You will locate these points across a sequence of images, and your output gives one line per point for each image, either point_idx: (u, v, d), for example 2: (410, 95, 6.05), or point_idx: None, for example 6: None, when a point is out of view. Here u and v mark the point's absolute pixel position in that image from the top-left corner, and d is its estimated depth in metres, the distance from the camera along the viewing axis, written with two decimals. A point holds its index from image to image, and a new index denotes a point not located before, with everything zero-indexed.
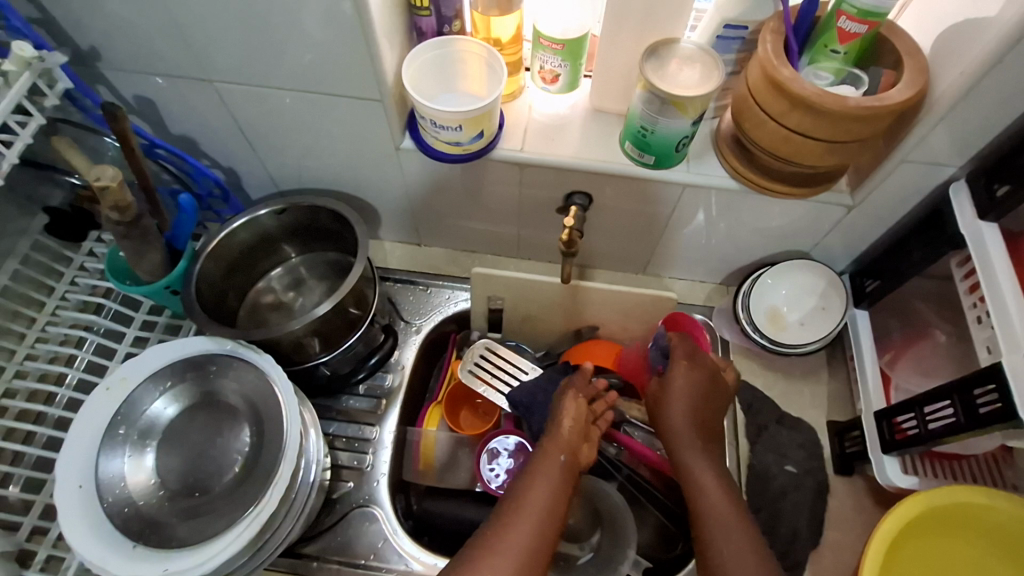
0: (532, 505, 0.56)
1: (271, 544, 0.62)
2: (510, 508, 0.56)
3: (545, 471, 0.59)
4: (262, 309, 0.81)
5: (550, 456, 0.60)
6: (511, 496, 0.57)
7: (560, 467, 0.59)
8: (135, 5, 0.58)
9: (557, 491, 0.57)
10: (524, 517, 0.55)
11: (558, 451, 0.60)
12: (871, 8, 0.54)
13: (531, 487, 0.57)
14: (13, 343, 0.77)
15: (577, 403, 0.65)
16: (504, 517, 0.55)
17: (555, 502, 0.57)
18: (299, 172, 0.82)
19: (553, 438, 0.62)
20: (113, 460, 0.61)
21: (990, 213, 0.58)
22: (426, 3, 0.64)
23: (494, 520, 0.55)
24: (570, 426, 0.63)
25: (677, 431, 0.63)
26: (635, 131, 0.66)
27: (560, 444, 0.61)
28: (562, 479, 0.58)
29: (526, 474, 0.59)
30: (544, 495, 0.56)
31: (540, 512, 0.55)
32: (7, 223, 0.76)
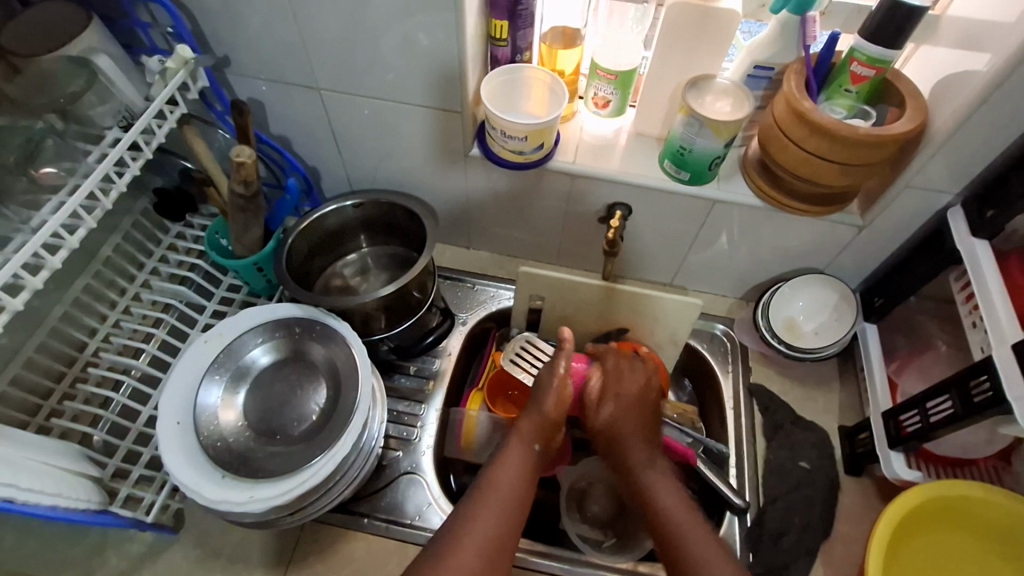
0: (499, 485, 0.61)
1: (336, 488, 0.70)
2: (481, 487, 0.61)
3: (514, 454, 0.65)
4: (332, 290, 0.92)
5: (522, 443, 0.67)
6: (483, 476, 0.63)
7: (530, 452, 0.66)
8: (272, 23, 0.71)
9: (523, 472, 0.64)
10: (491, 496, 0.60)
11: (532, 441, 0.67)
12: (878, 56, 0.65)
13: (502, 469, 0.63)
14: (106, 307, 0.86)
15: (556, 391, 0.71)
16: (475, 496, 0.60)
17: (522, 482, 0.63)
18: (375, 173, 0.94)
19: (526, 421, 0.69)
20: (208, 396, 0.71)
21: (982, 231, 0.68)
22: (504, 35, 0.77)
23: (469, 496, 0.61)
24: (550, 414, 0.70)
25: (619, 426, 0.71)
26: (675, 150, 0.77)
27: (533, 434, 0.68)
28: (531, 463, 0.65)
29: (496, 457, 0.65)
30: (510, 474, 0.63)
31: (510, 494, 0.61)
32: (118, 203, 0.87)
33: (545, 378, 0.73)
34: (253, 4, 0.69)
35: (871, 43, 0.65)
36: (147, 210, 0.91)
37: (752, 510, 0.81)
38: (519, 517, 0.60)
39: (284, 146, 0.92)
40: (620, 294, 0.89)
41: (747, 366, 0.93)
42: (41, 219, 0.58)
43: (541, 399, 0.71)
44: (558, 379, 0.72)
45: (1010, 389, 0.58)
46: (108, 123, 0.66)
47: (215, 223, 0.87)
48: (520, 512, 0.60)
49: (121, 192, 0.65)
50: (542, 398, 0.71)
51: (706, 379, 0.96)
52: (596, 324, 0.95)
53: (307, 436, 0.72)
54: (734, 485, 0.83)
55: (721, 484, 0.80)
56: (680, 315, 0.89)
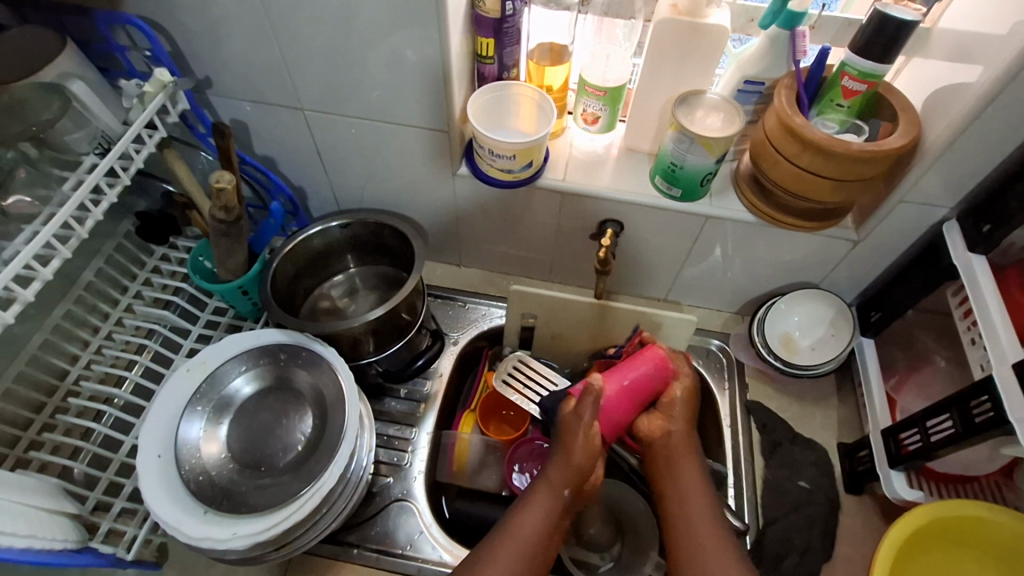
0: (517, 539, 0.61)
1: (324, 520, 0.68)
2: (503, 533, 0.62)
3: (538, 504, 0.64)
4: (320, 313, 0.91)
5: (551, 489, 0.65)
6: (506, 520, 0.64)
7: (558, 500, 0.65)
8: (253, 44, 0.70)
9: (552, 516, 0.64)
10: (511, 546, 0.61)
11: (562, 485, 0.66)
12: (869, 70, 0.64)
13: (523, 520, 0.63)
14: (88, 334, 0.83)
15: (583, 432, 0.68)
16: (495, 543, 0.61)
17: (544, 532, 0.63)
18: (362, 192, 0.92)
19: (556, 469, 0.67)
20: (191, 429, 0.69)
21: (979, 246, 0.67)
22: (491, 52, 0.76)
23: (488, 541, 0.62)
24: (579, 460, 0.67)
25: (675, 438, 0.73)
26: (666, 166, 0.76)
27: (564, 479, 0.66)
28: (558, 510, 0.64)
29: (523, 503, 0.65)
30: (533, 525, 0.62)
31: (530, 543, 0.61)
32: (101, 226, 0.84)
33: (566, 416, 0.71)
34: (233, 24, 0.68)
35: (862, 58, 0.64)
36: (130, 232, 0.89)
37: (751, 532, 0.79)
38: (533, 572, 0.60)
39: (269, 166, 0.90)
40: (613, 312, 0.88)
41: (744, 383, 0.91)
42: (14, 250, 0.56)
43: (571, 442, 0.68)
44: (581, 432, 0.68)
45: (1012, 411, 0.57)
46: (84, 149, 0.64)
47: (199, 246, 0.86)
48: (538, 566, 0.61)
49: (98, 220, 0.63)
50: (565, 447, 0.68)
51: (702, 396, 0.94)
52: (591, 341, 0.93)
53: (293, 467, 0.70)
54: (732, 506, 0.81)
55: (720, 507, 0.77)
56: (675, 332, 0.87)
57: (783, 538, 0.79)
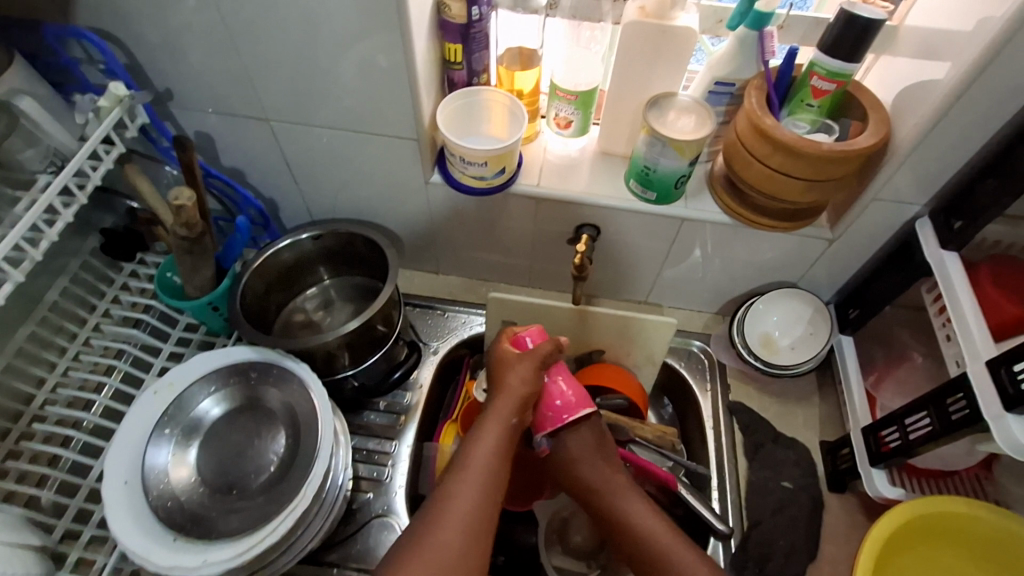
0: (475, 467, 0.58)
1: (300, 542, 0.67)
2: (459, 469, 0.58)
3: (487, 437, 0.60)
4: (294, 327, 0.89)
5: (496, 419, 0.62)
6: (458, 457, 0.60)
7: (506, 427, 0.62)
8: (213, 54, 0.68)
9: (500, 449, 0.60)
10: (469, 476, 0.57)
11: (507, 412, 0.63)
12: (838, 69, 0.64)
13: (477, 451, 0.59)
14: (54, 356, 0.80)
15: (519, 368, 0.66)
16: (451, 479, 0.57)
17: (497, 461, 0.59)
18: (335, 203, 0.90)
19: (500, 401, 0.63)
20: (158, 454, 0.67)
21: (951, 243, 0.67)
22: (459, 58, 0.74)
23: (443, 482, 0.57)
24: (516, 386, 0.65)
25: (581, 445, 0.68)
26: (640, 169, 0.75)
27: (510, 407, 0.63)
28: (506, 437, 0.61)
29: (473, 435, 0.61)
30: (485, 457, 0.59)
31: (484, 468, 0.58)
32: (64, 244, 0.82)
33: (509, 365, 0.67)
34: (192, 36, 0.66)
35: (830, 57, 0.64)
36: (96, 249, 0.86)
37: (736, 535, 0.79)
38: (495, 498, 0.57)
39: (238, 179, 0.88)
40: (592, 317, 0.87)
41: (726, 384, 0.91)
42: None
43: (507, 377, 0.66)
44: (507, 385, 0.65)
45: (986, 408, 0.57)
46: (37, 166, 0.62)
47: (166, 261, 0.83)
48: (496, 492, 0.58)
49: (52, 241, 0.61)
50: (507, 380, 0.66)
51: (685, 398, 0.94)
52: (572, 347, 0.92)
53: (267, 488, 0.69)
54: (717, 509, 0.81)
55: (704, 510, 0.76)
56: (655, 335, 0.86)
57: (767, 539, 0.78)
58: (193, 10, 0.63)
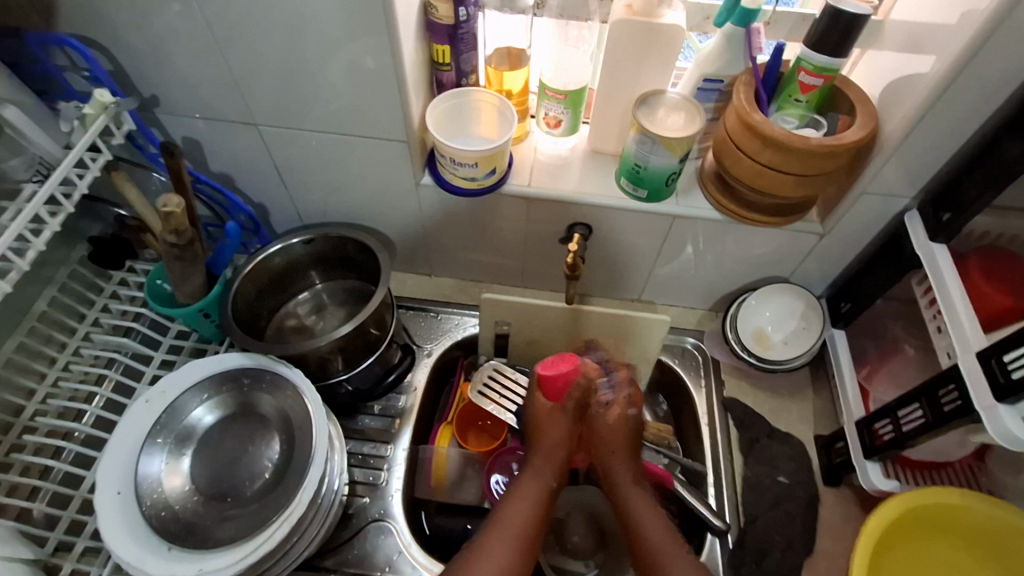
0: (513, 522, 0.66)
1: (296, 548, 0.67)
2: (493, 525, 0.66)
3: (527, 494, 0.70)
4: (286, 332, 0.88)
5: (533, 476, 0.73)
6: (494, 513, 0.68)
7: (539, 484, 0.72)
8: (198, 59, 0.67)
9: (537, 503, 0.69)
10: (502, 534, 0.65)
11: (540, 470, 0.74)
12: (825, 64, 0.64)
13: (512, 510, 0.68)
14: (44, 366, 0.79)
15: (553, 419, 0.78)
16: (483, 537, 0.65)
17: (533, 514, 0.68)
18: (325, 206, 0.90)
19: (531, 472, 0.73)
20: (152, 463, 0.67)
21: (939, 236, 0.67)
22: (447, 59, 0.74)
23: (479, 536, 0.65)
24: (551, 437, 0.77)
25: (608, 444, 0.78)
26: (630, 167, 0.75)
27: (546, 466, 0.74)
28: (540, 491, 0.71)
29: (513, 493, 0.70)
30: (520, 516, 0.67)
31: (521, 524, 0.66)
32: (51, 253, 0.81)
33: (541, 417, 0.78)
34: (177, 41, 0.65)
35: (817, 53, 0.64)
36: (85, 258, 0.85)
37: (733, 531, 0.79)
38: (528, 552, 0.65)
39: (227, 184, 0.88)
40: (586, 316, 0.87)
41: (720, 379, 0.91)
42: None
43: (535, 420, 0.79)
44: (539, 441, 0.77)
45: (978, 399, 0.57)
46: (22, 175, 0.62)
47: (155, 268, 0.82)
48: (531, 545, 0.65)
49: (39, 251, 0.60)
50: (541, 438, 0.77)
51: (680, 395, 0.94)
52: (566, 346, 0.92)
53: (261, 495, 0.68)
54: (713, 506, 0.81)
55: (701, 508, 0.76)
56: (649, 333, 0.86)
57: (764, 534, 0.79)
58: (177, 14, 0.62)
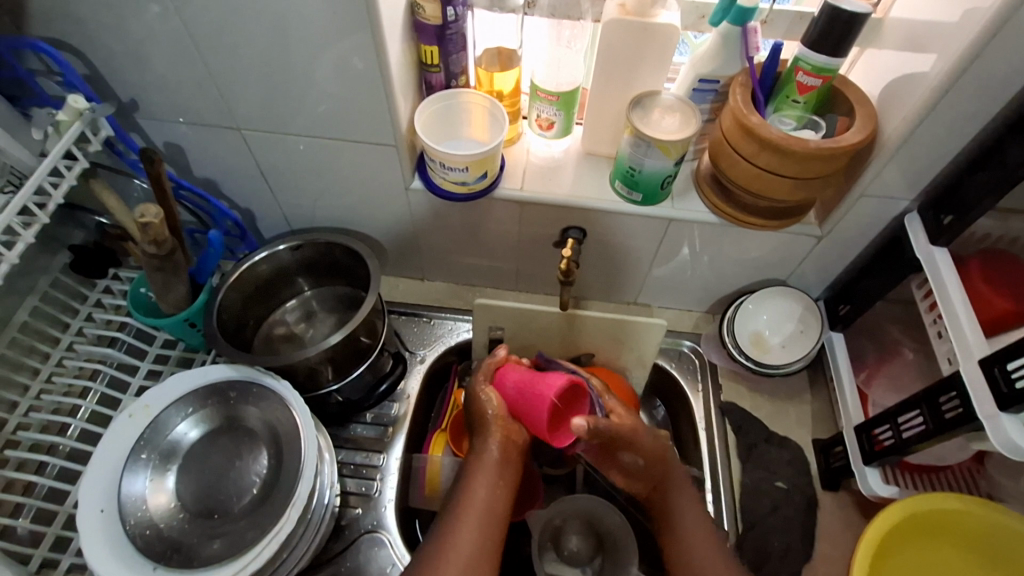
0: (471, 507, 0.61)
1: (285, 565, 0.65)
2: (459, 509, 0.61)
3: (482, 476, 0.64)
4: (275, 340, 0.86)
5: (484, 459, 0.65)
6: (454, 500, 0.63)
7: (495, 467, 0.65)
8: (178, 62, 0.65)
9: (495, 484, 0.64)
10: (467, 517, 0.60)
11: (489, 451, 0.65)
12: (823, 65, 0.63)
13: (472, 491, 0.63)
14: (27, 378, 0.77)
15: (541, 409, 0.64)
16: (449, 521, 0.61)
17: (494, 494, 0.63)
18: (313, 212, 0.88)
19: (488, 441, 0.66)
20: (135, 481, 0.65)
21: (940, 239, 0.66)
22: (436, 61, 0.72)
23: (442, 523, 0.61)
24: (506, 424, 0.67)
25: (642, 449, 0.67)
26: (625, 171, 0.74)
27: (495, 442, 0.66)
28: (497, 475, 0.64)
29: (467, 477, 0.64)
30: (481, 497, 0.62)
31: (484, 508, 0.61)
32: (31, 262, 0.78)
33: (479, 398, 0.70)
34: (156, 44, 0.63)
35: (815, 52, 0.62)
36: (67, 266, 0.83)
37: (731, 539, 0.78)
38: (496, 534, 0.61)
39: (212, 189, 0.85)
40: (581, 321, 0.85)
41: (717, 384, 0.90)
42: None
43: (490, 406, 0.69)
44: (493, 424, 0.67)
45: (979, 407, 0.56)
46: None
47: (138, 276, 0.80)
48: (499, 525, 0.62)
49: (12, 265, 0.58)
50: (490, 416, 0.68)
51: (676, 399, 0.92)
52: (561, 351, 0.90)
53: (249, 511, 0.67)
54: (711, 513, 0.80)
55: None
56: (645, 337, 0.85)
57: (762, 541, 0.78)
58: (156, 16, 0.60)
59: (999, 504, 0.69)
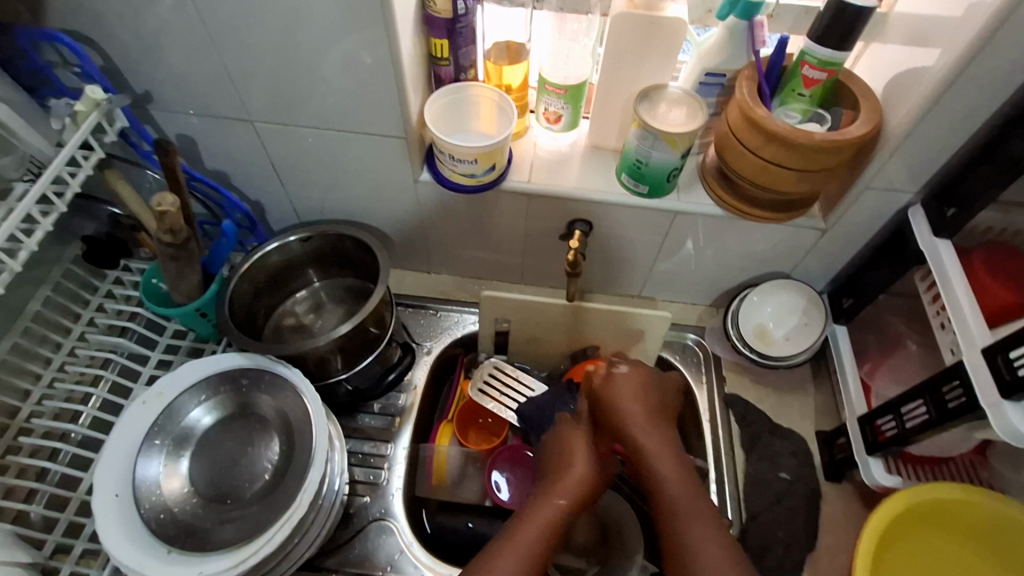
0: (525, 545, 0.59)
1: (297, 550, 0.66)
2: (502, 546, 0.59)
3: (542, 515, 0.61)
4: (284, 330, 0.88)
5: (553, 501, 0.63)
6: (512, 527, 0.61)
7: (560, 511, 0.62)
8: (191, 54, 0.66)
9: (552, 530, 0.61)
10: (513, 553, 0.58)
11: (559, 496, 0.63)
12: (830, 58, 0.64)
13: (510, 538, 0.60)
14: (39, 367, 0.78)
15: (583, 446, 0.68)
16: (496, 550, 0.59)
17: (546, 539, 0.60)
18: (322, 204, 0.89)
19: (559, 486, 0.64)
20: (149, 466, 0.66)
21: (943, 232, 0.67)
22: (446, 54, 0.73)
23: (493, 545, 0.59)
24: (579, 471, 0.66)
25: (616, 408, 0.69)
26: (631, 163, 0.75)
27: (564, 491, 0.64)
28: (558, 524, 0.61)
29: (526, 515, 0.62)
30: (536, 541, 0.59)
31: (533, 552, 0.58)
32: (44, 253, 0.80)
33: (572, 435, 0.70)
34: (170, 36, 0.64)
35: (821, 46, 0.63)
36: (79, 257, 0.84)
37: (735, 528, 0.79)
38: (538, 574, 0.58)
39: (222, 181, 0.87)
40: (586, 313, 0.86)
41: (721, 376, 0.91)
42: None
43: (569, 451, 0.68)
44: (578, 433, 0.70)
45: (983, 396, 0.57)
46: (12, 175, 0.60)
47: (150, 267, 0.81)
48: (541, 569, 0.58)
49: (31, 252, 0.59)
50: (574, 460, 0.67)
51: (680, 391, 0.93)
52: (567, 343, 0.91)
53: (261, 496, 0.68)
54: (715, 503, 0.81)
55: None
56: (651, 329, 0.86)
57: (766, 530, 0.79)
58: (171, 9, 0.61)
59: (1000, 494, 0.70)
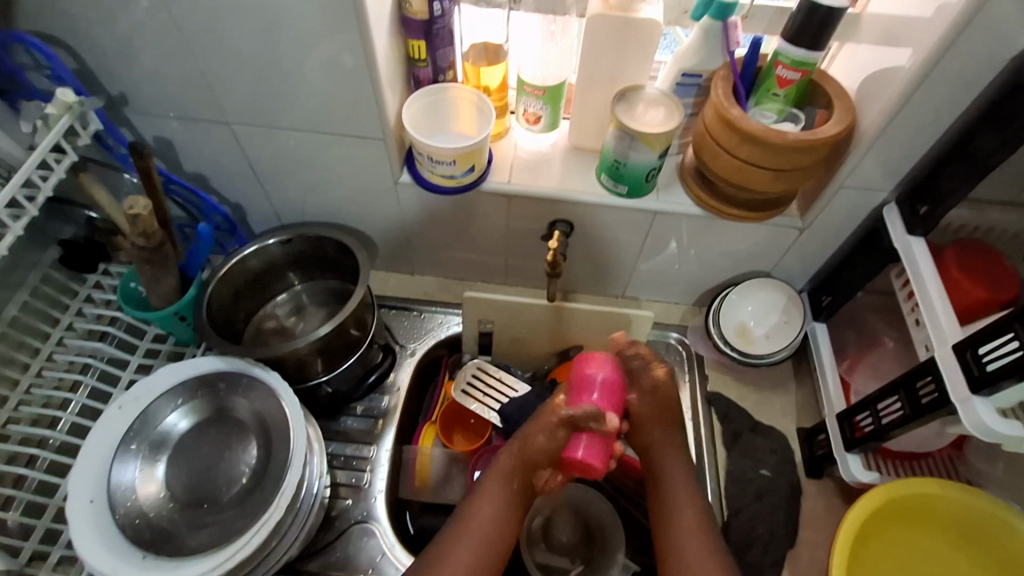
0: (479, 525, 0.62)
1: (275, 553, 0.66)
2: (460, 525, 0.63)
3: (492, 490, 0.65)
4: (265, 334, 0.87)
5: (498, 482, 0.65)
6: (462, 508, 0.65)
7: (508, 489, 0.65)
8: (165, 56, 0.66)
9: (501, 507, 0.64)
10: (469, 536, 0.62)
11: (510, 476, 0.65)
12: (801, 59, 0.64)
13: (481, 511, 0.64)
14: (16, 372, 0.77)
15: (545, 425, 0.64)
16: (452, 535, 0.62)
17: (506, 523, 0.64)
18: (303, 205, 0.88)
19: (505, 454, 0.67)
20: (126, 471, 0.66)
21: (917, 229, 0.68)
22: (423, 55, 0.73)
23: (446, 533, 0.63)
24: (533, 449, 0.64)
25: (647, 420, 0.70)
26: (610, 164, 0.75)
27: (506, 469, 0.66)
28: (507, 501, 0.64)
29: (478, 493, 0.65)
30: (489, 517, 0.63)
31: (484, 531, 0.62)
32: (21, 257, 0.79)
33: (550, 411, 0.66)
34: (143, 38, 0.64)
35: (794, 46, 0.64)
36: (57, 261, 0.83)
37: (717, 525, 0.79)
38: (495, 553, 0.62)
39: (202, 184, 0.86)
40: (569, 313, 0.86)
41: (704, 374, 0.91)
42: None
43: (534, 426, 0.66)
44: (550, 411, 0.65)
45: (953, 391, 0.58)
46: None
47: (128, 271, 0.80)
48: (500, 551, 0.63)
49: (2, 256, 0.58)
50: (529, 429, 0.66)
51: None
52: (550, 343, 0.91)
53: (239, 500, 0.68)
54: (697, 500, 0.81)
55: None
56: (633, 328, 0.86)
57: (747, 527, 0.79)
58: (144, 11, 0.60)
59: (975, 488, 0.71)
